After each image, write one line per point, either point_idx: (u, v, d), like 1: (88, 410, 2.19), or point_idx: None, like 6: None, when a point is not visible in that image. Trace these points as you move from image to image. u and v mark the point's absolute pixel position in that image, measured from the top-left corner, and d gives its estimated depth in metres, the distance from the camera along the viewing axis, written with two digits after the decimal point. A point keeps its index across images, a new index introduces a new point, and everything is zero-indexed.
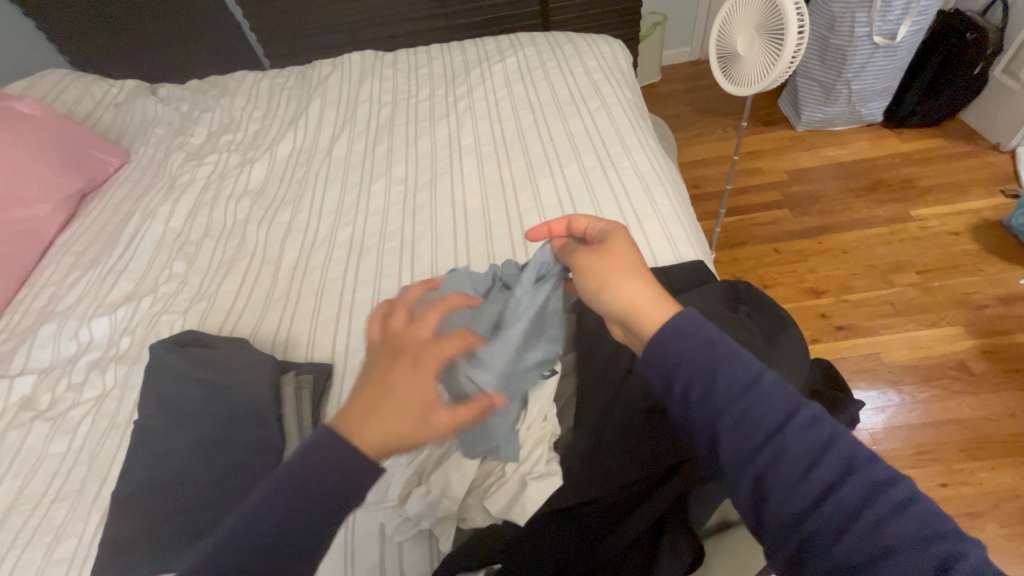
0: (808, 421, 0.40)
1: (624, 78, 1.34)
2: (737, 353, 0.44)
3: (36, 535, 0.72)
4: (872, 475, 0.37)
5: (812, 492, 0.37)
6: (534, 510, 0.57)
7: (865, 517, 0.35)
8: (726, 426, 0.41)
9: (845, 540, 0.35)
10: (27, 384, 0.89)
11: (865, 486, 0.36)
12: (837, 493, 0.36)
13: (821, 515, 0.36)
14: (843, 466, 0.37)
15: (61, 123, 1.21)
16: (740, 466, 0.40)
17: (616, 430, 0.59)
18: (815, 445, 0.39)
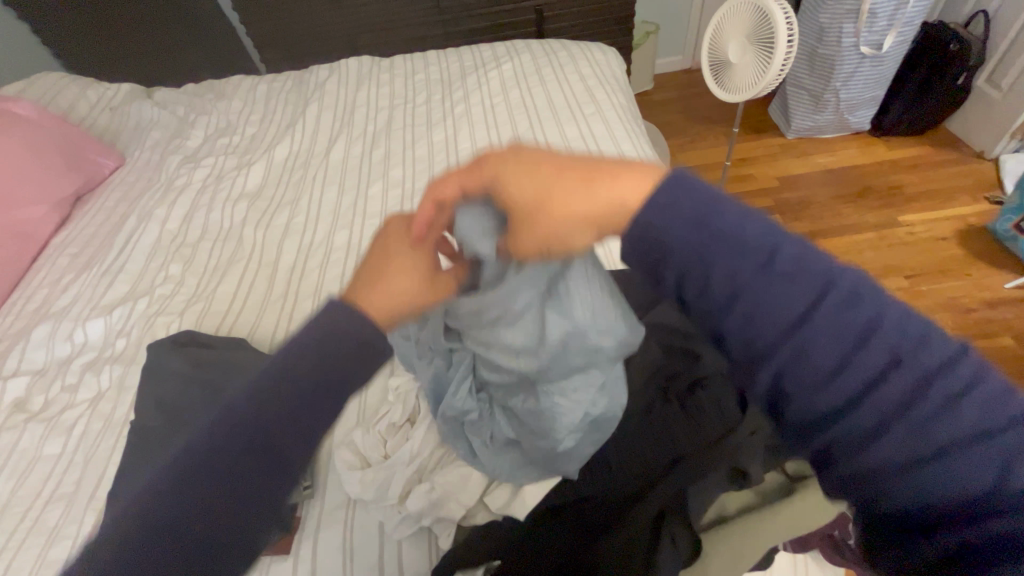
0: (843, 307, 0.37)
1: (618, 85, 1.36)
2: (742, 234, 0.40)
3: (29, 537, 0.71)
4: (916, 364, 0.35)
5: (845, 387, 0.36)
6: (532, 504, 0.60)
7: (900, 405, 0.35)
8: (750, 321, 0.38)
9: (884, 429, 0.35)
10: (21, 385, 0.89)
11: (911, 378, 0.35)
12: (872, 383, 0.35)
13: (857, 409, 0.36)
14: (881, 352, 0.36)
15: (57, 124, 1.20)
16: (767, 365, 0.38)
17: (613, 428, 0.62)
18: (850, 333, 0.36)
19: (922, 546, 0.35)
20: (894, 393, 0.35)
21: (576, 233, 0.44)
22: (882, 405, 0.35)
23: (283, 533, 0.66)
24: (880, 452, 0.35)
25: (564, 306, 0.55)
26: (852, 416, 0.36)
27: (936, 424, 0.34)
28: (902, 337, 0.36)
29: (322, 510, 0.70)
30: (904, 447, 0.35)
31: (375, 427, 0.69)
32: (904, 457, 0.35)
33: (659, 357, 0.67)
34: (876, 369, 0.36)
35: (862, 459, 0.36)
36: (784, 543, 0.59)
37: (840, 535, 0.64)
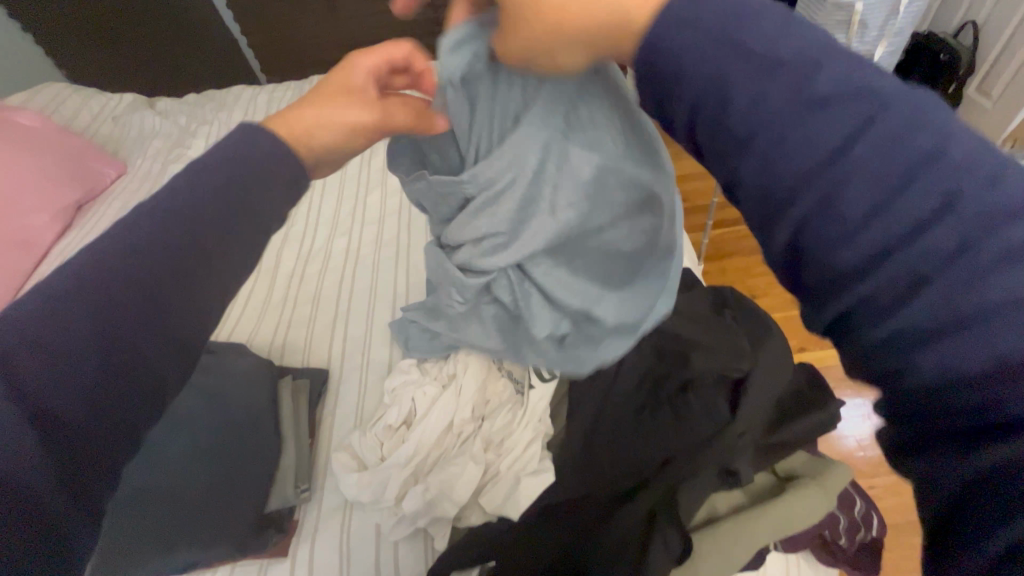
0: (909, 124, 0.23)
1: None
2: (820, 32, 0.25)
3: None
4: (980, 205, 0.21)
5: (879, 231, 0.22)
6: (526, 505, 0.60)
7: (958, 272, 0.21)
8: (755, 135, 0.24)
9: (916, 283, 0.22)
10: None
11: (970, 222, 0.21)
12: (918, 231, 0.22)
13: (895, 268, 0.22)
14: (942, 191, 0.22)
15: (60, 134, 1.22)
16: (767, 206, 0.25)
17: (606, 428, 0.63)
18: (903, 160, 0.22)
19: (958, 494, 0.21)
20: (954, 252, 0.21)
21: (574, 46, 0.29)
22: (931, 269, 0.22)
23: (281, 533, 0.68)
24: (919, 341, 0.22)
25: (588, 138, 0.47)
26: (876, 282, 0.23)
27: (1016, 305, 0.21)
28: (985, 183, 0.22)
29: (319, 514, 0.71)
30: (957, 337, 0.21)
31: (371, 431, 0.69)
32: (957, 351, 0.21)
33: (651, 360, 0.68)
34: (934, 213, 0.22)
35: (882, 341, 0.23)
36: (774, 543, 0.61)
37: (829, 535, 0.66)
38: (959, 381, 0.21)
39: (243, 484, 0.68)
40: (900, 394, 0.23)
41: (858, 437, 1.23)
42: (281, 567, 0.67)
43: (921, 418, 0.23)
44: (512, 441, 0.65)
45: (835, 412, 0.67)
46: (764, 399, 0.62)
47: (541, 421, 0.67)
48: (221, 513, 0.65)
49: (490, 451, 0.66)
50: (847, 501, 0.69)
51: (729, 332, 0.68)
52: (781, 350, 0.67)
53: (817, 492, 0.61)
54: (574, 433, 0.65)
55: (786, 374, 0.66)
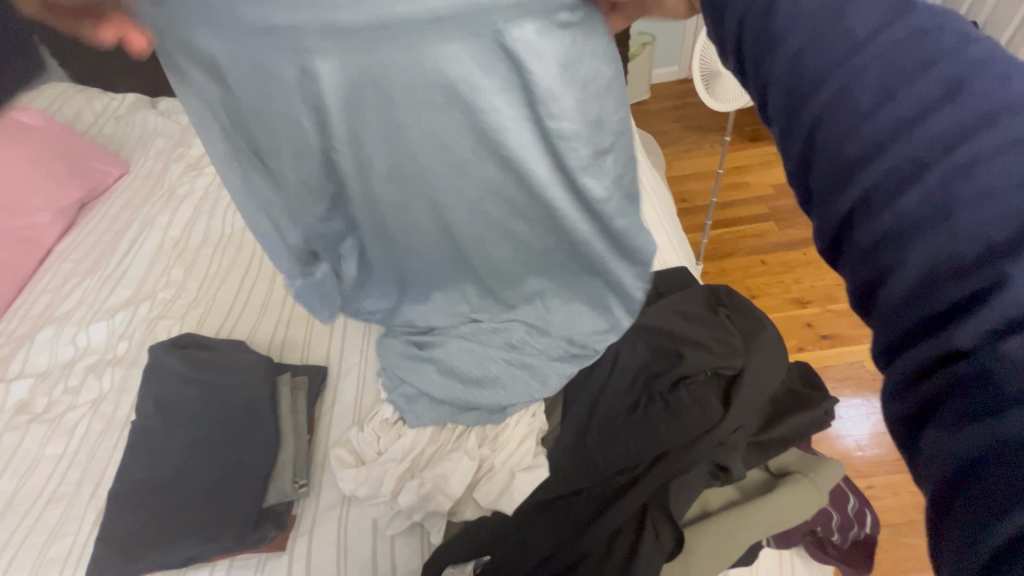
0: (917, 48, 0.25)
1: None
2: None
3: (31, 534, 0.73)
4: (978, 101, 0.23)
5: (886, 114, 0.25)
6: (521, 500, 0.61)
7: (935, 167, 0.23)
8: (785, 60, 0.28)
9: (921, 169, 0.23)
10: (25, 388, 0.91)
11: (972, 115, 0.23)
12: (924, 116, 0.24)
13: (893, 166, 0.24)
14: (947, 99, 0.24)
15: (64, 135, 1.23)
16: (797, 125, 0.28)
17: (600, 423, 0.64)
18: (909, 64, 0.25)
19: (937, 386, 0.22)
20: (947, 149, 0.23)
21: None
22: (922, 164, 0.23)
23: (278, 529, 0.68)
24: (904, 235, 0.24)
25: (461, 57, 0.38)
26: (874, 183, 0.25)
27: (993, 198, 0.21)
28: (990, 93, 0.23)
29: (317, 509, 0.72)
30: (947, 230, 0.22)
31: (369, 426, 0.70)
32: (941, 239, 0.22)
33: (645, 357, 0.69)
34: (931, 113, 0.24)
35: (885, 237, 0.24)
36: (765, 539, 0.61)
37: (822, 531, 0.67)
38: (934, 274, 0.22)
39: (242, 479, 0.69)
40: (890, 301, 0.24)
41: (854, 437, 1.23)
42: (280, 561, 0.67)
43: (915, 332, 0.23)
44: (506, 436, 0.66)
45: (829, 410, 0.67)
46: (756, 397, 0.63)
47: (535, 416, 0.68)
48: (223, 507, 0.67)
49: (485, 445, 0.67)
50: (840, 498, 0.70)
51: (722, 331, 0.69)
52: (775, 349, 0.67)
53: (809, 488, 0.62)
54: (568, 431, 0.66)
55: (779, 372, 0.66)
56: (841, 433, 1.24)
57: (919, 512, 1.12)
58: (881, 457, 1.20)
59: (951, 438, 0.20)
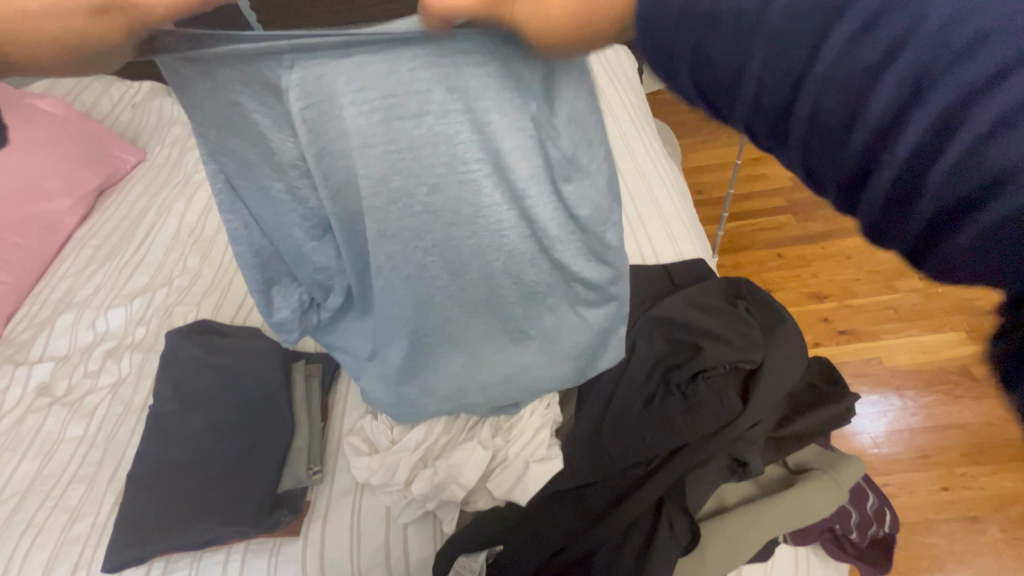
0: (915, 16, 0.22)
1: (629, 81, 1.35)
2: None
3: (54, 514, 0.75)
4: (961, 77, 0.22)
5: (861, 131, 0.25)
6: (535, 490, 0.60)
7: (960, 148, 0.22)
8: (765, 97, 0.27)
9: (921, 177, 0.24)
10: (46, 371, 0.92)
11: (953, 99, 0.22)
12: (908, 113, 0.23)
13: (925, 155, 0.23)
14: (961, 89, 0.22)
15: (82, 122, 1.24)
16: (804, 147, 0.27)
17: (615, 415, 0.63)
18: (871, 52, 0.23)
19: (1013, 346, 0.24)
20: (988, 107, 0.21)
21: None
22: (954, 133, 0.22)
23: (292, 514, 0.69)
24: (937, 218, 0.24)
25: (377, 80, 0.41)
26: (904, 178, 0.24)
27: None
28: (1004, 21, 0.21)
29: (330, 495, 0.72)
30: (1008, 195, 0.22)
31: (382, 415, 0.70)
32: (981, 236, 0.23)
33: (661, 350, 0.68)
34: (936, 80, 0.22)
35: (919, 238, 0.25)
36: (784, 534, 0.60)
37: (840, 529, 0.65)
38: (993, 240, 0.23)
39: (257, 463, 0.70)
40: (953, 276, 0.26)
41: (870, 435, 1.21)
42: (294, 545, 0.68)
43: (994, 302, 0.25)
44: (520, 427, 0.65)
45: (851, 405, 0.66)
46: (774, 391, 0.62)
47: (550, 407, 0.67)
48: (238, 492, 0.67)
49: (499, 436, 0.66)
50: (860, 496, 0.68)
51: (741, 323, 0.67)
52: (795, 343, 0.66)
53: (830, 485, 0.60)
54: (584, 421, 0.65)
55: (800, 366, 0.65)
56: (857, 430, 1.22)
57: (935, 511, 1.10)
58: (897, 455, 1.18)
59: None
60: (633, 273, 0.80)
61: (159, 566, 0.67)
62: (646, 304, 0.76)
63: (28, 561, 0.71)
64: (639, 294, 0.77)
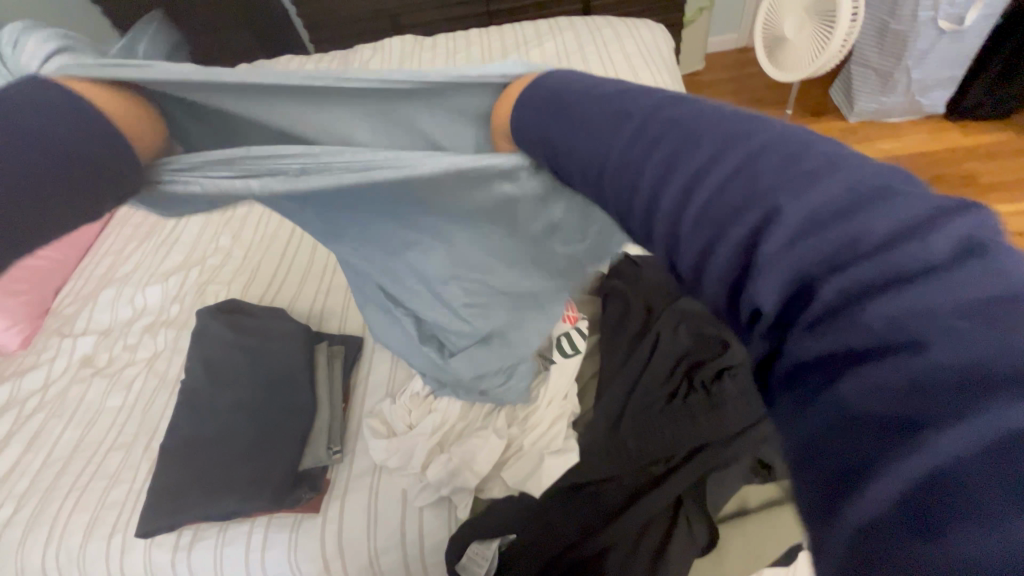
0: (781, 156, 0.25)
1: (664, 63, 1.28)
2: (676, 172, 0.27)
3: (95, 479, 0.79)
4: (805, 200, 0.23)
5: (730, 239, 0.24)
6: (550, 483, 0.59)
7: (801, 247, 0.22)
8: (659, 201, 0.27)
9: (770, 273, 0.22)
10: (89, 344, 0.97)
11: (800, 216, 0.22)
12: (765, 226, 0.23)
13: (791, 256, 0.22)
14: (814, 205, 0.22)
15: None
16: (686, 241, 0.26)
17: (639, 408, 0.61)
18: (753, 190, 0.24)
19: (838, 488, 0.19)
20: (831, 226, 0.22)
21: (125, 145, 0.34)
22: (794, 235, 0.22)
23: (312, 491, 0.71)
24: (796, 334, 0.22)
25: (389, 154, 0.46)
26: (762, 277, 0.23)
27: (892, 269, 0.20)
28: (844, 159, 0.23)
29: (350, 475, 0.73)
30: (845, 316, 0.20)
31: (402, 399, 0.71)
32: (828, 337, 0.20)
33: (687, 344, 0.65)
34: (797, 205, 0.23)
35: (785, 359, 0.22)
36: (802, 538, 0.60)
37: None
38: (837, 353, 0.20)
39: (281, 441, 0.72)
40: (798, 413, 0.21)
41: None
42: (314, 522, 0.70)
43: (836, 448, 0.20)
44: (536, 419, 0.64)
45: None
46: None
47: (568, 399, 0.66)
48: (261, 467, 0.69)
49: (514, 425, 0.66)
50: None
51: None
52: None
53: None
54: (602, 412, 0.62)
55: None
56: None
57: None
58: None
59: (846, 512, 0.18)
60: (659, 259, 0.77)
61: (188, 533, 0.71)
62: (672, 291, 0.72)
63: (72, 521, 0.75)
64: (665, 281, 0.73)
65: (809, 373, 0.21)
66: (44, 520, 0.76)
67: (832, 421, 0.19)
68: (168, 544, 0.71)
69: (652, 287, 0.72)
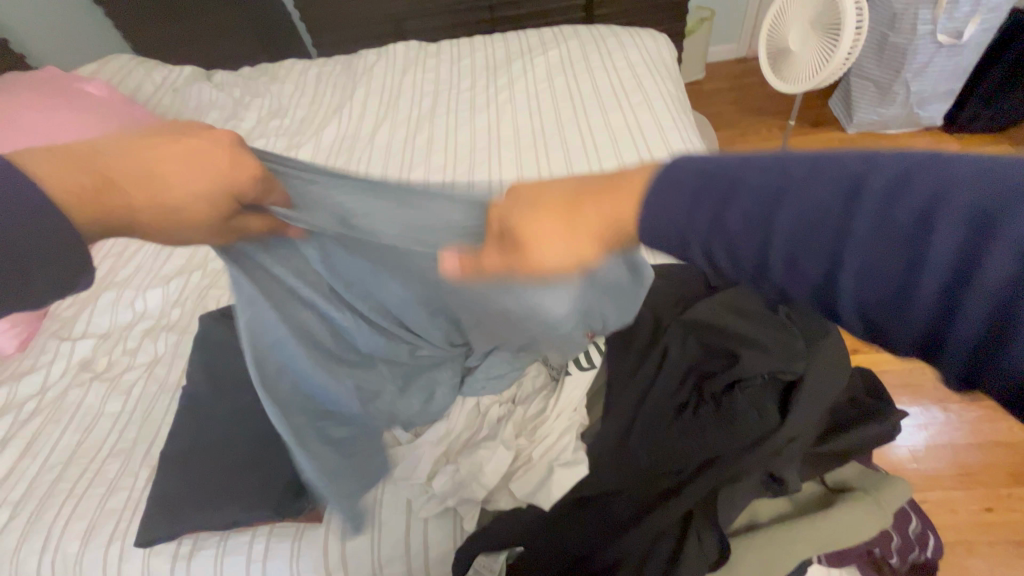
0: (935, 159, 0.30)
1: (669, 72, 1.28)
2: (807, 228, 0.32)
3: (92, 485, 0.78)
4: (938, 229, 0.29)
5: (877, 283, 0.30)
6: (559, 496, 0.58)
7: (943, 270, 0.28)
8: (861, 253, 0.30)
9: (918, 298, 0.29)
10: (88, 347, 0.96)
11: (943, 243, 0.28)
12: (906, 265, 0.29)
13: (988, 244, 0.27)
14: (943, 229, 0.29)
15: (126, 105, 1.28)
16: (841, 293, 0.31)
17: (649, 420, 0.61)
18: (884, 240, 0.30)
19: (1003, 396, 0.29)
20: (959, 248, 0.28)
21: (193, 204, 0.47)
22: (933, 265, 0.29)
23: (315, 501, 0.70)
24: (988, 306, 0.27)
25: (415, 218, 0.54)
26: (937, 287, 0.29)
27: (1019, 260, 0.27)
28: (931, 171, 0.30)
29: None
30: (989, 310, 0.27)
31: None
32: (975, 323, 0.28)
33: (696, 356, 0.65)
34: (925, 235, 0.29)
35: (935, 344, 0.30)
36: (817, 556, 0.58)
37: (880, 552, 0.62)
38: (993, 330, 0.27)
39: (285, 449, 0.71)
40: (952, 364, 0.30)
41: (909, 447, 1.13)
42: (317, 532, 0.69)
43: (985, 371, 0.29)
44: (545, 430, 0.64)
45: (896, 423, 0.63)
46: (813, 407, 0.59)
47: (577, 410, 0.65)
48: (264, 475, 0.69)
49: (522, 436, 0.65)
50: (902, 517, 0.65)
51: (783, 332, 0.64)
52: (837, 352, 0.63)
53: (872, 507, 0.57)
54: (611, 424, 0.62)
55: (840, 380, 0.62)
56: (894, 443, 1.14)
57: (978, 533, 1.02)
58: (938, 471, 1.10)
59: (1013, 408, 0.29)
60: (666, 272, 0.78)
61: (189, 543, 0.70)
62: (680, 305, 0.73)
63: (69, 528, 0.74)
64: (673, 295, 0.74)
65: (965, 347, 0.28)
66: (39, 528, 0.74)
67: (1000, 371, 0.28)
68: (167, 553, 0.70)
69: (661, 302, 0.73)
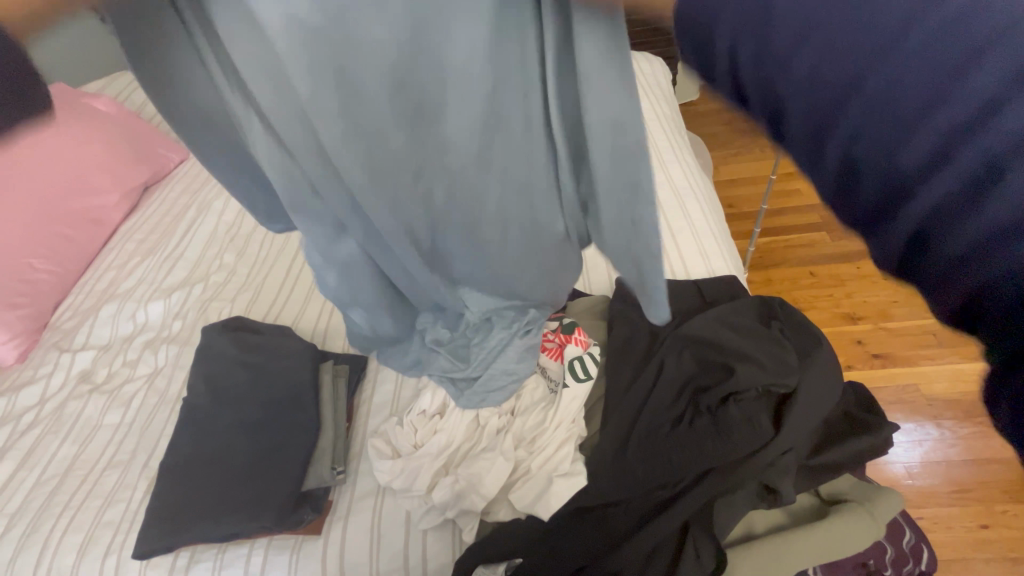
0: None
1: (663, 94, 1.33)
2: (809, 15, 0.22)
3: (89, 498, 0.78)
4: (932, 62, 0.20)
5: (842, 115, 0.22)
6: (558, 506, 0.59)
7: (928, 119, 0.21)
8: (832, 69, 0.22)
9: (879, 142, 0.22)
10: (87, 358, 0.97)
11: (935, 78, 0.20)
12: (878, 98, 0.21)
13: (982, 88, 0.20)
14: (946, 55, 0.20)
15: (133, 121, 1.30)
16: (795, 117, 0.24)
17: (645, 431, 0.62)
18: (864, 49, 0.21)
19: (962, 295, 0.23)
20: (951, 84, 0.20)
21: None
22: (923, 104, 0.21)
23: (314, 513, 0.70)
24: (962, 174, 0.20)
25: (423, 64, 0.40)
26: (909, 139, 0.21)
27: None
28: None
29: (353, 496, 0.73)
30: (947, 185, 0.21)
31: (407, 420, 0.71)
32: (936, 190, 0.21)
33: (692, 370, 0.67)
34: (914, 62, 0.20)
35: (883, 207, 0.23)
36: (813, 567, 0.59)
37: (874, 565, 0.63)
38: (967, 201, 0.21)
39: (285, 460, 0.71)
40: (901, 241, 0.24)
41: (904, 464, 1.14)
42: (315, 544, 0.69)
43: (931, 261, 0.23)
44: (544, 441, 0.65)
45: (889, 436, 0.64)
46: (807, 418, 0.61)
47: (575, 422, 0.66)
48: (264, 487, 0.69)
49: (521, 448, 0.66)
50: (895, 530, 0.66)
51: (777, 346, 0.66)
52: (831, 367, 0.64)
53: (865, 519, 0.58)
54: (609, 436, 0.64)
55: (833, 395, 0.63)
56: (889, 459, 1.15)
57: (973, 550, 1.03)
58: (933, 488, 1.10)
59: (961, 301, 0.23)
60: (662, 287, 0.80)
61: (185, 556, 0.70)
62: (676, 319, 0.74)
63: (64, 541, 0.73)
64: (669, 310, 0.76)
65: (917, 220, 0.22)
66: (34, 541, 0.74)
67: (956, 255, 0.22)
68: (163, 566, 0.69)
69: None
